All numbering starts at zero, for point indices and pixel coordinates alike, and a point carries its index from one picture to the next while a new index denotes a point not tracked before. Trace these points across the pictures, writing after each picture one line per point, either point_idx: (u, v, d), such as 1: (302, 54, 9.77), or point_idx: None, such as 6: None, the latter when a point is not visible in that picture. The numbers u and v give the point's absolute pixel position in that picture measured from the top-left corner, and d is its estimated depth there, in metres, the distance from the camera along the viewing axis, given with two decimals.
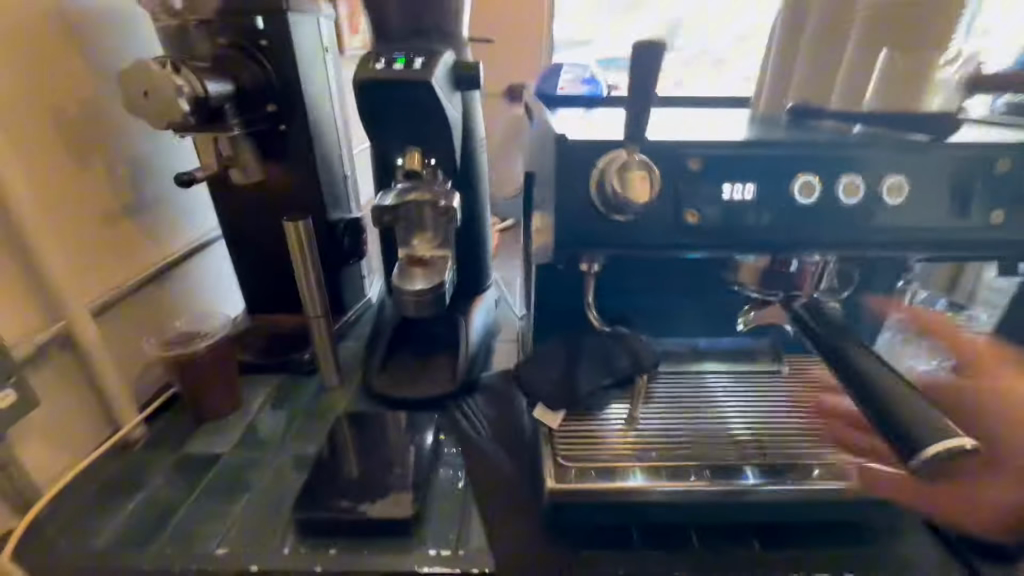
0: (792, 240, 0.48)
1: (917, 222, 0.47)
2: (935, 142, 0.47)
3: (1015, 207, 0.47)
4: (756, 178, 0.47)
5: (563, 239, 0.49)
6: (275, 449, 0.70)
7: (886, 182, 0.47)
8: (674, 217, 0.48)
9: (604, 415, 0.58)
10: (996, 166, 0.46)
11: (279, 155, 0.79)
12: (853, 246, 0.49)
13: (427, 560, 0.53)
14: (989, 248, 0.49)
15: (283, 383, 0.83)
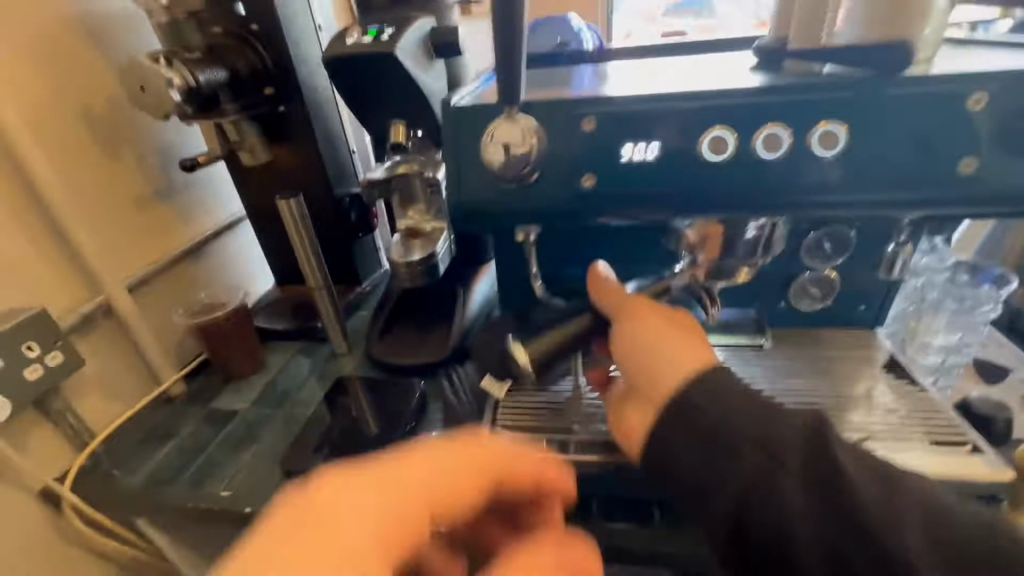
0: (721, 200, 0.46)
1: (876, 173, 0.43)
2: (883, 79, 0.41)
3: (991, 153, 0.41)
4: (662, 137, 0.45)
5: (512, 209, 0.49)
6: (286, 406, 0.76)
7: (815, 132, 0.43)
8: (569, 182, 0.47)
9: (556, 388, 0.56)
10: (968, 104, 0.40)
11: (285, 135, 0.82)
12: (795, 207, 0.45)
13: None
14: (971, 204, 0.42)
15: (301, 346, 0.88)
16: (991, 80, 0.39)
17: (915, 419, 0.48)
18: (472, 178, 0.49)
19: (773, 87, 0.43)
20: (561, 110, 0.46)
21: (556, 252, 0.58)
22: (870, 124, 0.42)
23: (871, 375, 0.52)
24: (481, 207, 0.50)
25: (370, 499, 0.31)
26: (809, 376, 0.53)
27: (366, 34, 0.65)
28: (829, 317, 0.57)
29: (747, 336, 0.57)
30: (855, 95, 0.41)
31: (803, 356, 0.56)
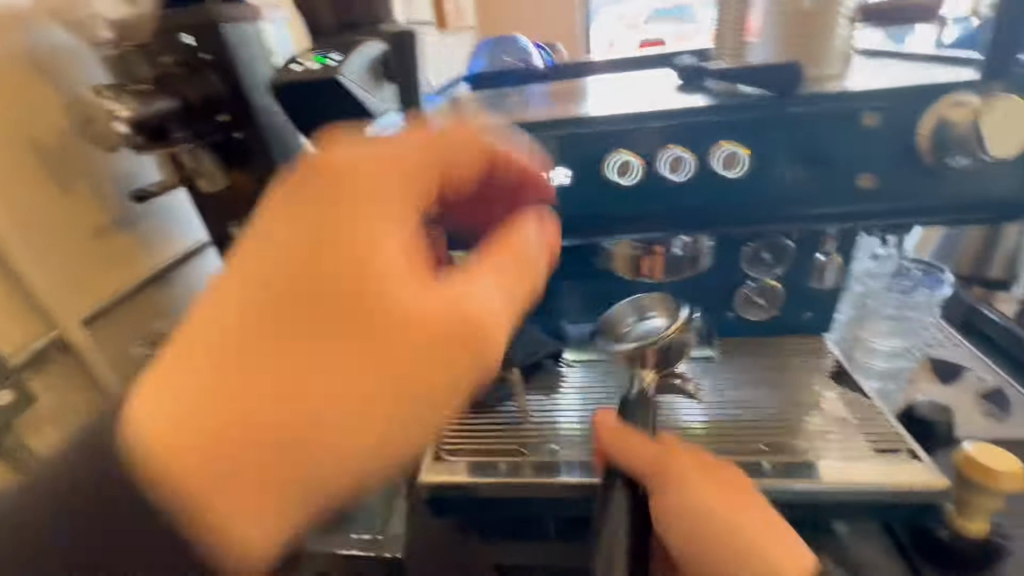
0: (640, 219, 0.47)
1: (785, 190, 0.44)
2: (784, 99, 0.42)
3: (890, 170, 0.42)
4: (579, 164, 0.46)
5: None
6: None
7: (719, 155, 0.44)
8: None
9: (503, 407, 0.55)
10: (862, 121, 0.41)
11: (241, 159, 0.79)
12: (706, 224, 0.47)
13: None
14: (878, 217, 0.44)
15: None
16: (881, 99, 0.40)
17: (859, 430, 0.48)
18: None
19: (683, 109, 0.43)
20: None
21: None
22: (771, 144, 0.43)
23: (818, 386, 0.52)
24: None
25: (386, 174, 0.29)
26: (755, 386, 0.53)
27: (313, 60, 0.66)
28: (774, 327, 0.57)
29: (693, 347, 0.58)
30: (760, 115, 0.42)
31: (750, 366, 0.56)
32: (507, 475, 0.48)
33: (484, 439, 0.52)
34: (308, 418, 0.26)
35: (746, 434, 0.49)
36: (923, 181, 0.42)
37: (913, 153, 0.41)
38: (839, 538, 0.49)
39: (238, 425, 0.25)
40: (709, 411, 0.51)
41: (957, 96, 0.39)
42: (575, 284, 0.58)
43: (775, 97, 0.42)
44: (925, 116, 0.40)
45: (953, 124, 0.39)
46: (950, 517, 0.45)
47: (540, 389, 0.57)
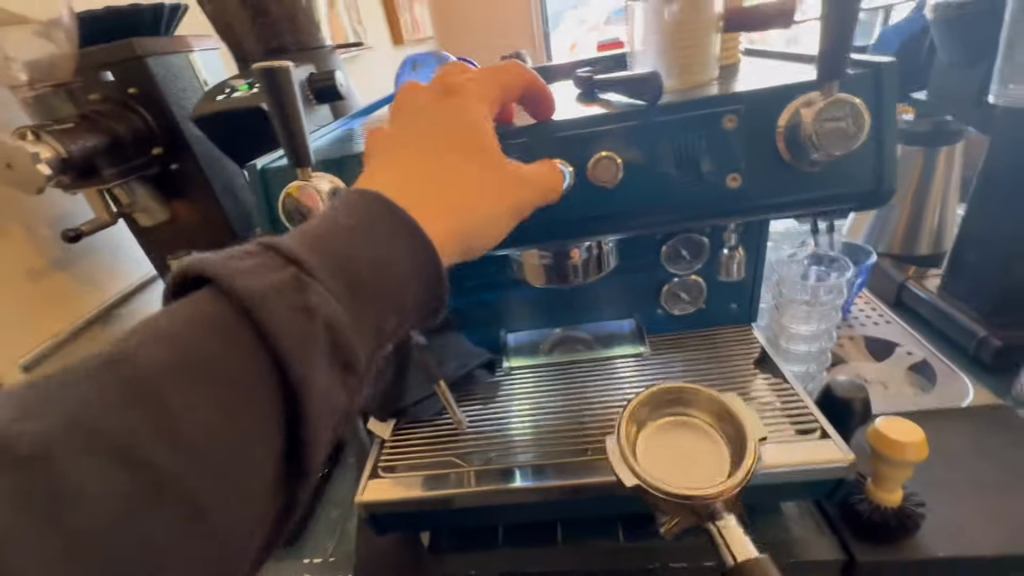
0: (549, 229, 0.45)
1: (667, 194, 0.43)
2: (654, 106, 0.42)
3: (753, 164, 0.42)
4: None
5: None
6: None
7: (595, 162, 0.42)
8: None
9: (441, 419, 0.55)
10: (724, 122, 0.41)
11: (179, 189, 0.79)
12: (608, 230, 0.45)
13: (301, 568, 0.56)
14: (775, 208, 0.43)
15: None
16: (737, 102, 0.41)
17: (784, 413, 0.50)
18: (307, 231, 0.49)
19: (552, 122, 0.43)
20: None
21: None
22: (641, 149, 0.42)
23: (747, 373, 0.54)
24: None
25: (489, 78, 0.40)
26: (687, 375, 0.55)
27: (239, 88, 0.67)
28: (700, 319, 0.60)
29: (627, 346, 0.60)
30: (632, 120, 0.42)
31: (682, 359, 0.57)
32: (454, 484, 0.48)
33: (425, 452, 0.52)
34: (454, 204, 0.36)
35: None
36: (787, 178, 0.42)
37: (774, 152, 0.41)
38: (771, 519, 0.50)
39: (414, 205, 0.35)
40: None
41: (805, 100, 0.39)
42: (505, 293, 0.60)
43: (643, 104, 0.42)
44: (779, 117, 0.40)
45: (804, 123, 0.39)
46: (873, 492, 0.47)
47: (478, 398, 0.57)
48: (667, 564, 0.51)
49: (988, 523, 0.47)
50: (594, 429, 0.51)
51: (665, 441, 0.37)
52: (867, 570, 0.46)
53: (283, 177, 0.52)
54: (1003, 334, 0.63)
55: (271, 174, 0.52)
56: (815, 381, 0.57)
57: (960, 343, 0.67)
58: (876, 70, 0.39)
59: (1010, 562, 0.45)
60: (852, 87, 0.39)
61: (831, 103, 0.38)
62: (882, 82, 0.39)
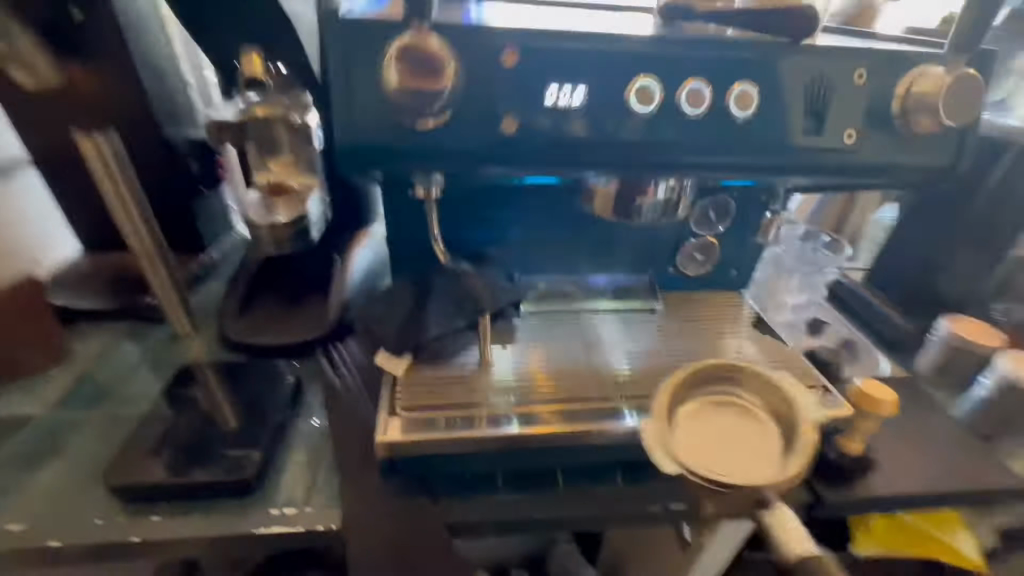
0: (646, 161, 0.45)
1: (785, 144, 0.46)
2: (797, 46, 0.44)
3: (869, 126, 0.47)
4: (589, 82, 0.43)
5: (400, 147, 0.43)
6: (109, 405, 0.61)
7: (737, 91, 0.44)
8: (489, 125, 0.43)
9: (457, 359, 0.50)
10: (856, 76, 0.45)
11: (85, 50, 0.62)
12: (699, 168, 0.46)
13: (268, 520, 0.49)
14: (855, 170, 0.48)
15: (131, 329, 0.72)
16: (865, 58, 0.45)
17: (778, 369, 0.54)
18: (367, 119, 0.42)
19: (705, 40, 0.43)
20: (478, 34, 0.41)
21: (459, 213, 0.55)
22: (773, 84, 0.45)
23: (742, 331, 0.58)
24: (370, 146, 0.43)
25: None
26: (692, 331, 0.57)
27: None
28: (706, 281, 0.61)
29: (640, 300, 0.59)
30: (767, 56, 0.44)
31: (677, 316, 0.58)
32: (454, 429, 0.44)
33: (438, 391, 0.48)
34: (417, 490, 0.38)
35: (675, 380, 0.51)
36: (891, 139, 0.48)
37: (885, 112, 0.47)
38: None
39: None
40: (646, 357, 0.53)
41: (917, 73, 0.45)
42: (547, 229, 0.57)
43: (772, 44, 0.44)
44: (893, 85, 0.46)
45: (925, 91, 0.44)
46: (846, 442, 0.54)
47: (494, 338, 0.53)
48: (666, 506, 0.53)
49: (909, 467, 0.57)
50: (604, 375, 0.51)
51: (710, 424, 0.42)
52: (830, 507, 0.53)
53: (371, 32, 0.41)
54: (913, 319, 0.76)
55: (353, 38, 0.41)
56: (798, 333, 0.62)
57: (875, 327, 0.76)
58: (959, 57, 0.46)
59: (930, 498, 0.55)
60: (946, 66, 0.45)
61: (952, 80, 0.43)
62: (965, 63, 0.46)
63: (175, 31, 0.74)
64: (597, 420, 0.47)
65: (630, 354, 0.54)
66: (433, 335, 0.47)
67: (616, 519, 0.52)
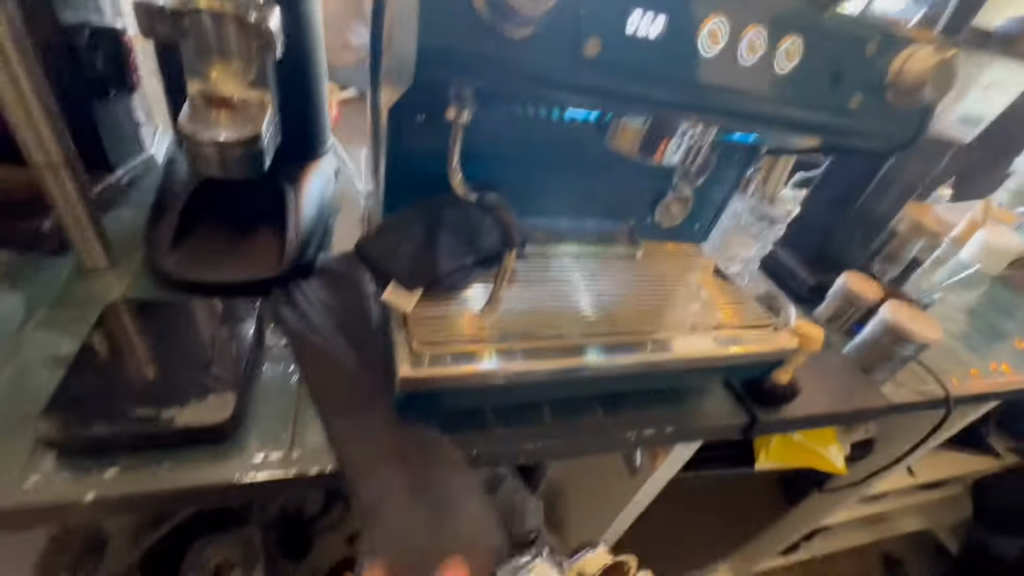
0: (684, 104, 0.44)
1: (806, 103, 0.47)
2: (831, 9, 0.45)
3: (870, 96, 0.50)
4: (665, 14, 0.40)
5: (456, 56, 0.38)
6: (10, 351, 0.51)
7: (783, 45, 0.44)
8: (568, 49, 0.39)
9: (461, 295, 0.50)
10: (867, 47, 0.47)
11: None
12: (727, 117, 0.46)
13: (254, 466, 0.46)
14: (847, 135, 0.51)
15: (17, 261, 0.58)
16: (878, 31, 0.47)
17: (732, 314, 0.61)
18: (441, 16, 0.36)
19: None
20: None
21: (468, 142, 0.50)
22: (811, 43, 0.45)
23: (704, 279, 0.64)
24: (440, 50, 0.37)
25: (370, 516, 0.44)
26: (664, 277, 0.62)
27: None
28: (674, 233, 0.66)
29: (622, 248, 0.63)
30: (806, 13, 0.44)
31: (648, 262, 0.63)
32: (459, 364, 0.45)
33: (449, 327, 0.48)
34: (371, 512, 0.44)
35: (649, 322, 0.56)
36: (881, 114, 0.51)
37: (881, 83, 0.49)
38: (696, 395, 0.64)
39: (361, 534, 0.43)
40: (625, 304, 0.57)
41: (912, 50, 0.48)
42: (559, 171, 0.56)
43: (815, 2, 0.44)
44: (894, 57, 0.48)
45: (917, 65, 0.48)
46: (779, 374, 0.64)
47: (492, 276, 0.53)
48: (638, 433, 0.59)
49: (815, 395, 0.70)
50: (592, 318, 0.54)
51: (530, 569, 0.52)
52: (760, 426, 0.64)
53: None
54: (815, 275, 0.89)
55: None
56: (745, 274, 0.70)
57: (786, 281, 0.91)
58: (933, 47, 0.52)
59: (828, 416, 0.69)
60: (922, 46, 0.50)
61: (940, 62, 0.47)
62: None
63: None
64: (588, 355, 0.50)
65: (610, 298, 0.57)
66: (445, 271, 0.45)
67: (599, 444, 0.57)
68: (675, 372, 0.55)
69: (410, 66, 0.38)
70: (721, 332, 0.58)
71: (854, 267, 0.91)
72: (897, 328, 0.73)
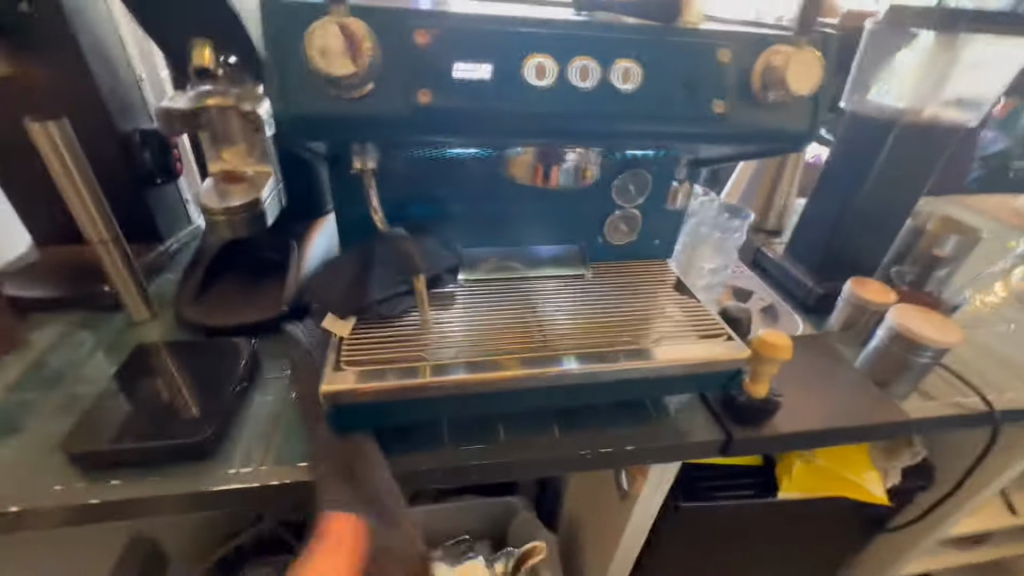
0: (549, 132, 0.48)
1: (665, 112, 0.48)
2: (669, 29, 0.47)
3: (736, 99, 0.49)
4: (489, 57, 0.44)
5: (321, 122, 0.44)
6: (66, 386, 0.63)
7: (615, 68, 0.46)
8: (403, 98, 0.44)
9: (401, 321, 0.55)
10: (719, 56, 0.48)
11: (23, 39, 0.63)
12: (601, 137, 0.49)
13: (226, 479, 0.53)
14: (714, 141, 0.51)
15: (84, 318, 0.73)
16: (728, 39, 0.48)
17: (693, 324, 0.60)
18: (302, 92, 0.42)
19: (574, 22, 0.45)
20: (390, 16, 0.42)
21: (396, 187, 0.58)
22: (650, 62, 0.47)
23: (666, 295, 0.64)
24: (308, 120, 0.44)
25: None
26: (628, 294, 0.63)
27: None
28: (632, 251, 0.67)
29: (568, 267, 0.65)
30: (641, 37, 0.46)
31: (603, 280, 0.65)
32: (392, 378, 0.49)
33: (388, 348, 0.52)
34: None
35: (603, 336, 0.57)
36: (754, 112, 0.50)
37: (748, 86, 0.49)
38: (664, 414, 0.63)
39: None
40: (590, 319, 0.59)
41: (773, 48, 0.48)
42: (489, 203, 0.61)
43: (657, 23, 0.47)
44: (759, 56, 0.48)
45: (778, 66, 0.48)
46: (755, 388, 0.62)
47: (439, 304, 0.58)
48: (596, 451, 0.58)
49: (811, 410, 0.65)
50: (548, 333, 0.56)
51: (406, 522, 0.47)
52: (738, 444, 0.61)
53: (305, 13, 0.41)
54: (823, 284, 0.83)
55: (284, 20, 0.41)
56: (711, 289, 0.69)
57: (793, 292, 0.85)
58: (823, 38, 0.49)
59: (826, 433, 0.63)
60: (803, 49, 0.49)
61: (796, 54, 0.47)
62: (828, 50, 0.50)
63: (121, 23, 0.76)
64: (537, 365, 0.52)
65: (578, 315, 0.59)
66: (373, 299, 0.52)
67: (553, 462, 0.58)
68: (625, 383, 0.54)
69: (313, 131, 0.45)
70: (672, 341, 0.57)
71: (871, 273, 0.84)
72: (908, 336, 0.67)
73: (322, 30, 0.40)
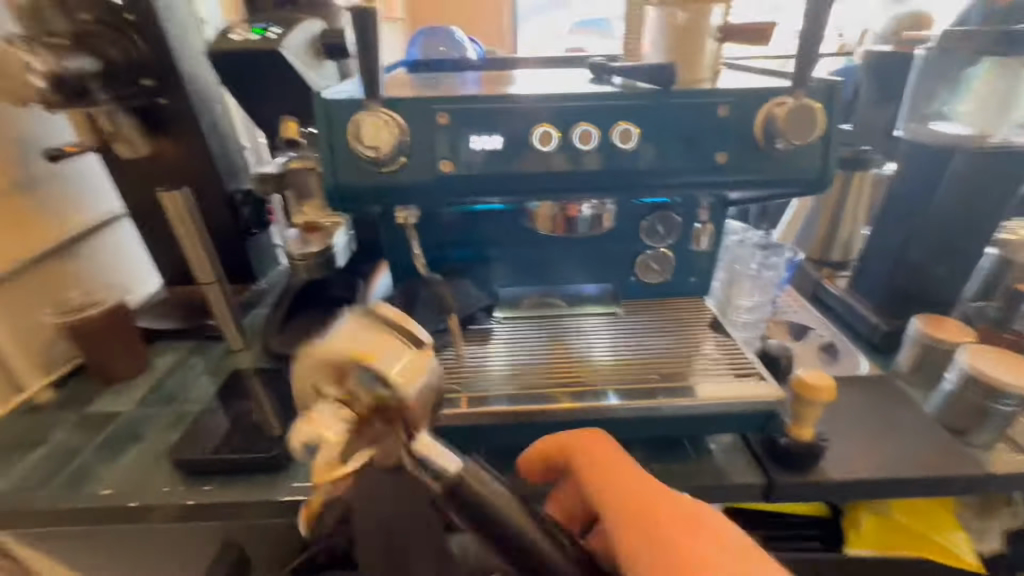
0: (566, 187, 0.53)
1: (673, 164, 0.52)
2: (666, 93, 0.51)
3: (738, 149, 0.52)
4: (500, 130, 0.50)
5: (365, 192, 0.52)
6: (177, 404, 0.76)
7: (615, 130, 0.51)
8: (428, 167, 0.51)
9: (440, 356, 0.60)
10: (718, 111, 0.51)
11: (162, 127, 0.80)
12: (618, 187, 0.53)
13: (292, 491, 0.61)
14: (719, 186, 0.54)
15: (194, 347, 0.88)
16: (727, 96, 0.51)
17: (730, 362, 0.59)
18: (349, 168, 0.51)
19: (576, 93, 0.51)
20: (416, 104, 0.50)
21: (438, 236, 0.65)
22: (649, 122, 0.51)
23: (703, 332, 0.64)
24: (356, 190, 0.52)
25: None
26: (667, 331, 0.64)
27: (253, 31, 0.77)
28: (666, 289, 0.69)
29: (601, 305, 0.68)
30: (641, 101, 0.50)
31: (637, 317, 0.67)
32: (436, 407, 0.54)
33: None
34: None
35: (642, 372, 0.58)
36: (762, 159, 0.52)
37: (753, 140, 0.52)
38: (702, 454, 0.62)
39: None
40: (632, 356, 0.61)
41: (772, 99, 0.51)
42: (523, 248, 0.67)
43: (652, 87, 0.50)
44: (763, 106, 0.51)
45: (780, 116, 0.50)
46: (800, 431, 0.60)
47: (478, 340, 0.63)
48: None
49: (867, 457, 0.61)
50: (588, 369, 0.59)
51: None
52: (782, 490, 0.58)
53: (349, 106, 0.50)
54: (890, 321, 0.78)
55: (334, 109, 0.50)
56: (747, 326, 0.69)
57: (856, 329, 0.80)
58: (831, 84, 0.51)
59: (885, 484, 0.58)
60: (812, 95, 0.51)
61: (793, 107, 0.49)
62: (834, 96, 0.51)
63: (232, 106, 0.93)
64: (583, 400, 0.55)
65: (623, 351, 0.61)
66: None
67: None
68: (655, 420, 0.55)
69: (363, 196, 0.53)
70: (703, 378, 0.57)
71: (947, 309, 0.77)
72: (984, 379, 0.61)
73: (360, 122, 0.48)
